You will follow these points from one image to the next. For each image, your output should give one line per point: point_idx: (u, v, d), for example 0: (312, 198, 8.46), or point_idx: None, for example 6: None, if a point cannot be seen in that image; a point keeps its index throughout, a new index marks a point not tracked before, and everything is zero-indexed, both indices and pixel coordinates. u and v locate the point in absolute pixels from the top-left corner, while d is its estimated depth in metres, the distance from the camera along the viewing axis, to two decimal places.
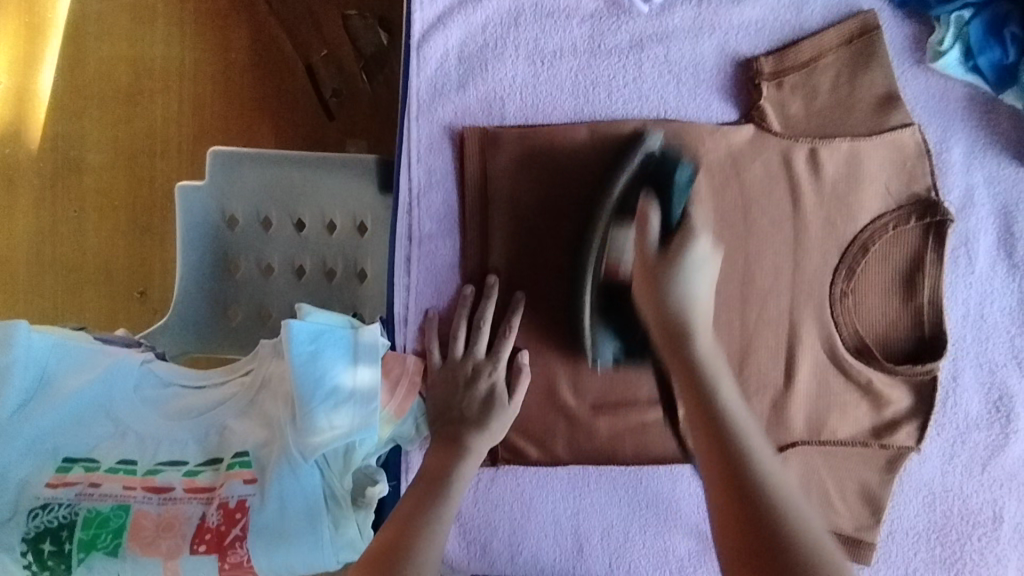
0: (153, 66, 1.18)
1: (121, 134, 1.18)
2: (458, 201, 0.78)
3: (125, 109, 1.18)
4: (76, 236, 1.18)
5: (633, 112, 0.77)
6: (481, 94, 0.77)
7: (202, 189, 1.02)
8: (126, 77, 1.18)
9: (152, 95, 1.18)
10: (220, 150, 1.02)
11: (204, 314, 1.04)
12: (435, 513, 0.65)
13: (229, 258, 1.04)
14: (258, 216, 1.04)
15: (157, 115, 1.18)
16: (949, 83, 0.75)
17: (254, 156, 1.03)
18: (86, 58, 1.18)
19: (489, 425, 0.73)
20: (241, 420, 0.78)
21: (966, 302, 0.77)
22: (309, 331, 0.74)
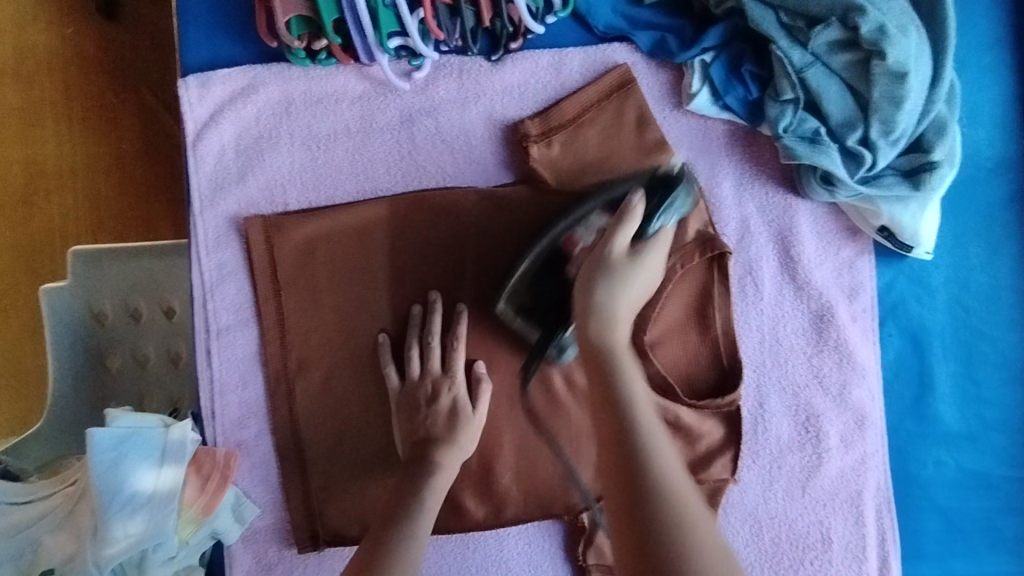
0: (46, 164, 1.14)
1: (18, 236, 1.14)
2: (252, 289, 0.78)
3: (20, 211, 1.13)
4: None
5: (412, 183, 0.79)
6: (262, 183, 0.78)
7: (68, 289, 0.97)
8: (20, 177, 1.13)
9: (48, 191, 1.14)
10: (80, 251, 0.97)
11: (80, 415, 0.98)
12: (403, 549, 0.63)
13: (103, 354, 0.99)
14: (128, 308, 1.00)
15: (54, 215, 1.14)
16: (710, 122, 0.79)
17: (116, 251, 0.99)
18: None
19: (456, 439, 0.73)
20: (54, 534, 0.77)
21: (760, 329, 0.78)
22: (113, 441, 0.72)
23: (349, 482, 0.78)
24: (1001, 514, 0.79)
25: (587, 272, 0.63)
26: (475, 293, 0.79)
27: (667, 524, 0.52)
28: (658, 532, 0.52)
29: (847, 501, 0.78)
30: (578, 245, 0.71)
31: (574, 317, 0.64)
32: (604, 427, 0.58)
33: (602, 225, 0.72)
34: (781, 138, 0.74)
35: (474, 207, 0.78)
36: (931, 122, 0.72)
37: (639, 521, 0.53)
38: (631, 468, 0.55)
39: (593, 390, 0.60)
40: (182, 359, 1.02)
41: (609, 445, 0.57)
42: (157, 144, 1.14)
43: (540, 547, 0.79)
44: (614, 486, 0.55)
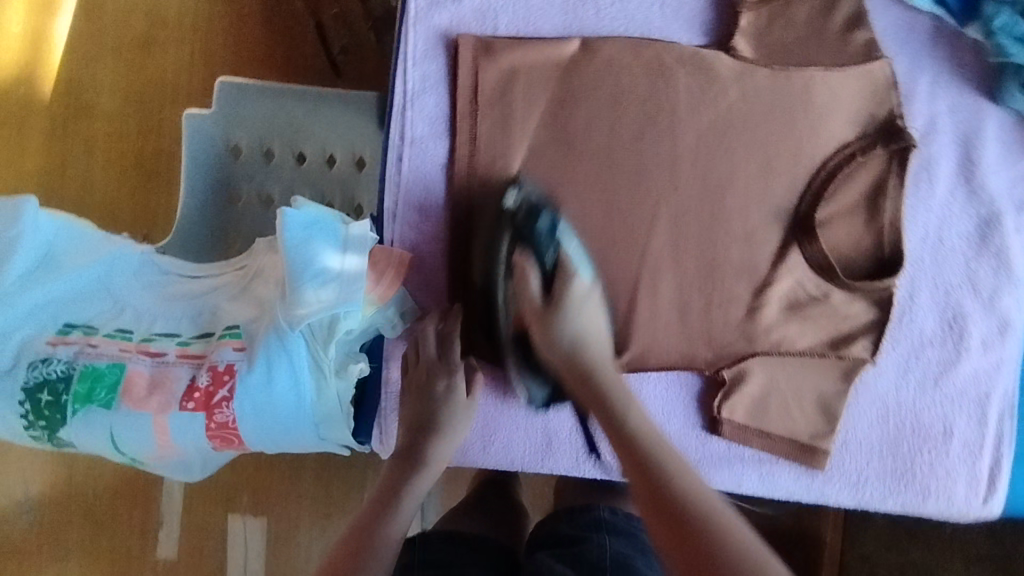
0: (168, 16, 1.16)
1: (133, 80, 1.16)
2: (450, 107, 0.82)
3: (138, 55, 1.16)
4: (81, 178, 1.13)
5: (617, 29, 0.82)
6: (477, 5, 0.82)
7: (209, 117, 1.02)
8: (141, 24, 1.16)
9: (165, 43, 1.17)
10: (229, 81, 1.02)
11: (206, 234, 1.02)
12: (410, 481, 0.73)
13: (231, 188, 1.02)
14: (262, 147, 1.03)
15: (170, 65, 1.16)
16: (916, 16, 0.81)
17: (262, 89, 1.03)
18: (104, 2, 1.16)
19: (445, 430, 0.77)
20: (232, 302, 0.82)
21: (925, 225, 0.81)
22: (302, 221, 0.77)
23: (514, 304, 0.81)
24: None
25: (543, 336, 0.74)
26: (668, 150, 0.82)
27: (697, 510, 0.56)
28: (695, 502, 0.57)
29: (975, 400, 0.81)
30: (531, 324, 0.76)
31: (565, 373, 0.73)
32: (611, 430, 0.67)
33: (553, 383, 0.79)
34: (993, 36, 0.77)
35: (674, 62, 0.81)
36: None
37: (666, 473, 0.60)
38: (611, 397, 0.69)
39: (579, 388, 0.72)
40: None
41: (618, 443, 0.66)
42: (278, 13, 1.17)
43: (676, 395, 0.83)
44: (623, 449, 0.65)
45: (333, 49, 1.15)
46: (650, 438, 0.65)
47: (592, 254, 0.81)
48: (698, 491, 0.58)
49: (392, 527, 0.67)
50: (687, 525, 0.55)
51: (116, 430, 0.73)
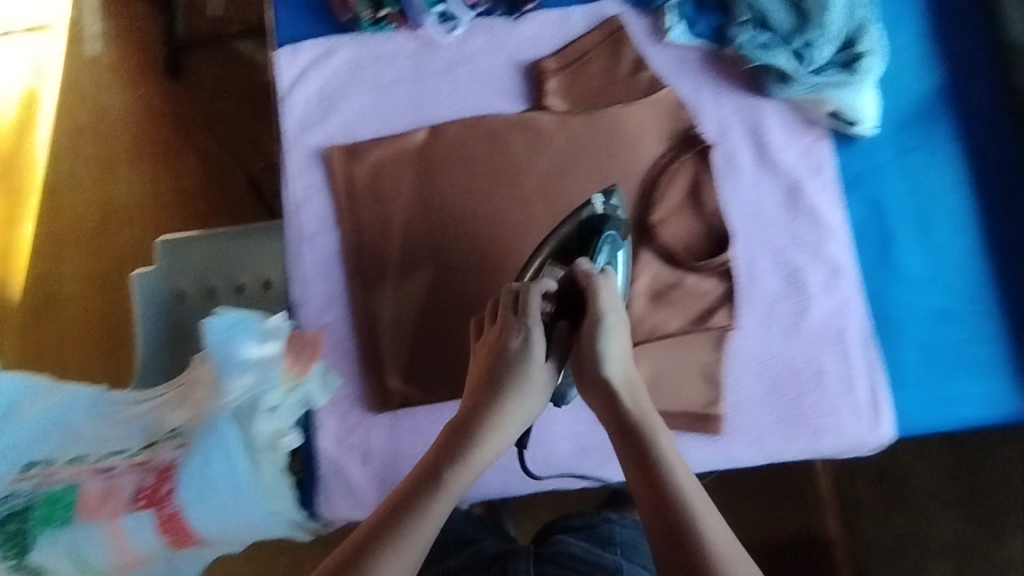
0: (117, 205, 1.46)
1: (94, 261, 1.44)
2: (334, 205, 0.98)
3: (95, 241, 1.45)
4: (56, 353, 1.41)
5: (454, 115, 1.00)
6: (340, 122, 0.99)
7: (155, 272, 1.16)
8: (95, 215, 1.45)
9: (119, 225, 1.45)
10: (169, 238, 1.16)
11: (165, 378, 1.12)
12: (452, 468, 0.69)
13: (183, 328, 1.15)
14: (204, 287, 1.16)
15: (124, 241, 1.44)
16: (685, 50, 1.00)
17: (197, 237, 1.17)
18: (61, 206, 1.47)
19: (519, 387, 0.72)
20: (174, 411, 0.91)
21: (745, 204, 0.96)
22: (224, 323, 0.88)
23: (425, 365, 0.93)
24: (970, 342, 0.94)
25: (498, 361, 0.73)
26: (518, 195, 0.97)
27: (687, 518, 0.64)
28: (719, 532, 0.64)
29: (833, 337, 0.93)
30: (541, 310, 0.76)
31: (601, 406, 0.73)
32: (624, 440, 0.71)
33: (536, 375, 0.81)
34: (744, 49, 0.95)
35: (506, 127, 0.98)
36: (857, 23, 0.92)
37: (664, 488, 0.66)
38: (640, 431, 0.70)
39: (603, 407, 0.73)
40: None
41: (629, 447, 0.70)
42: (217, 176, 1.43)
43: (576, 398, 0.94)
44: (646, 471, 0.68)
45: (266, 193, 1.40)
46: (667, 468, 0.68)
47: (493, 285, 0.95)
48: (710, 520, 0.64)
49: (422, 512, 0.67)
50: (688, 556, 0.62)
51: (77, 543, 0.81)
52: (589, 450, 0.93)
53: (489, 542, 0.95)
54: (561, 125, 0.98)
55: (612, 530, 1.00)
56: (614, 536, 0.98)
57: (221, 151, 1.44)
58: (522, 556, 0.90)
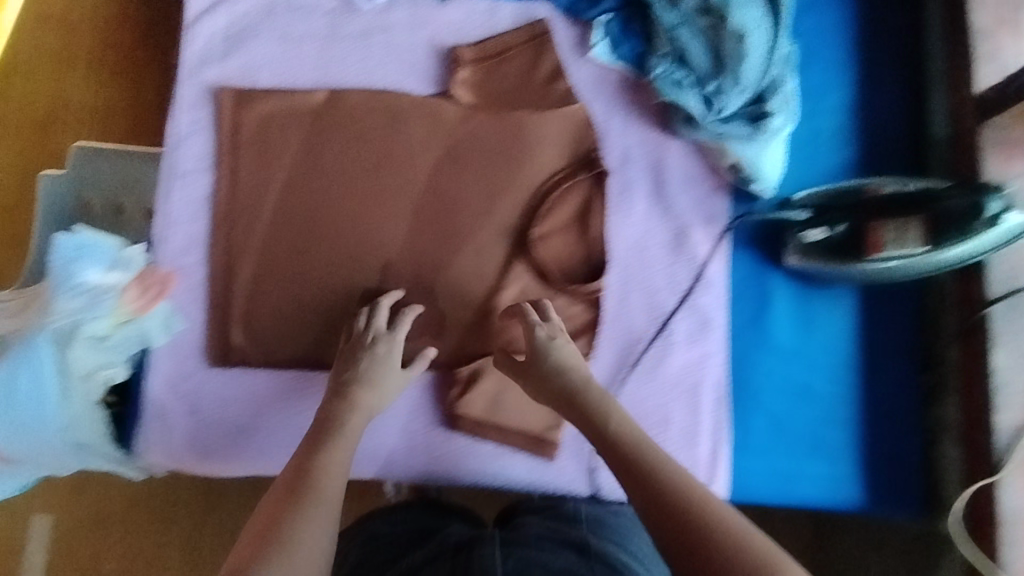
0: (62, 101, 1.51)
1: (23, 157, 1.50)
2: (215, 145, 0.94)
3: (32, 134, 1.51)
4: None
5: (358, 81, 0.96)
6: (240, 64, 0.96)
7: (66, 179, 1.38)
8: (42, 109, 1.53)
9: (63, 124, 1.51)
10: (85, 145, 1.39)
11: None
12: (307, 483, 0.67)
13: None
14: (114, 204, 1.38)
15: (61, 142, 1.51)
16: (606, 70, 0.97)
17: (113, 153, 1.40)
18: (7, 91, 1.53)
19: (381, 383, 0.80)
20: (9, 320, 0.90)
21: (629, 237, 0.94)
22: (74, 244, 0.87)
23: (276, 334, 0.92)
24: (824, 424, 0.94)
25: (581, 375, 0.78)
26: (405, 179, 0.95)
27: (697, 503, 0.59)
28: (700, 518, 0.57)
29: (688, 389, 0.92)
30: (882, 232, 0.85)
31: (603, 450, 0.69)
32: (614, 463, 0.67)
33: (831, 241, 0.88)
34: (656, 82, 0.92)
35: (407, 108, 0.96)
36: (771, 82, 0.89)
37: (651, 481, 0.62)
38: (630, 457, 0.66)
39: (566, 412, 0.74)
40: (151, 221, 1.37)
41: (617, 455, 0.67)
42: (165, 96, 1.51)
43: (418, 393, 0.92)
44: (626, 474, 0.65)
45: None
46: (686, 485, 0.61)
47: (373, 258, 0.94)
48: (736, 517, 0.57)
49: (308, 515, 0.63)
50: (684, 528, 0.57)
51: None
52: (418, 450, 0.91)
53: (454, 530, 0.83)
54: (462, 121, 0.95)
55: (620, 527, 0.85)
56: (580, 513, 0.85)
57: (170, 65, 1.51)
58: (488, 542, 0.79)
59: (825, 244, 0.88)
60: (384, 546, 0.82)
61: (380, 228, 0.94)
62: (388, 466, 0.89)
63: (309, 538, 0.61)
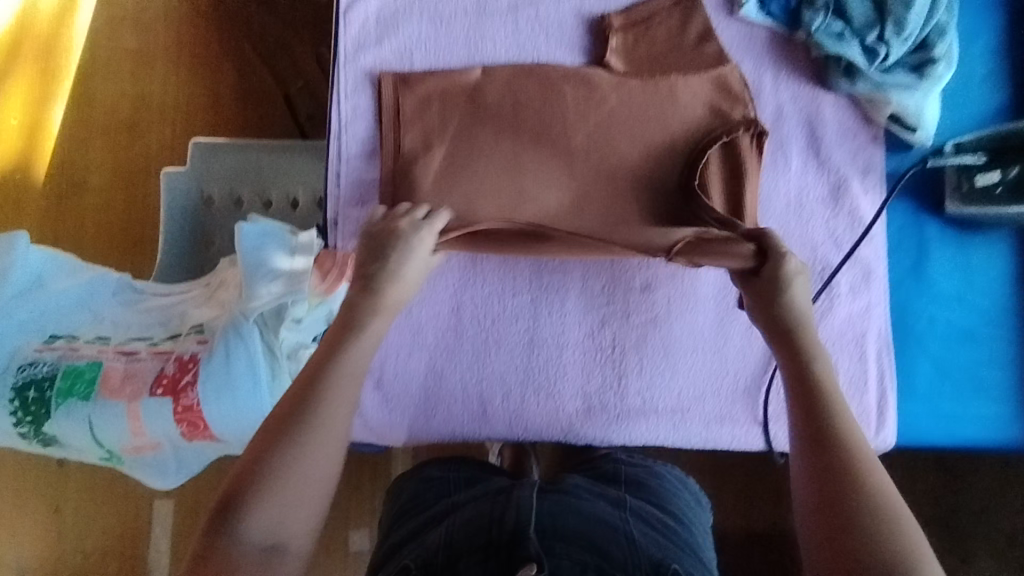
0: (151, 100, 1.55)
1: (121, 157, 1.53)
2: (377, 128, 0.98)
3: (125, 136, 1.54)
4: (74, 244, 1.51)
5: (511, 56, 0.98)
6: (394, 47, 0.99)
7: (185, 175, 1.39)
8: (127, 110, 1.54)
9: (150, 123, 1.54)
10: (202, 141, 1.40)
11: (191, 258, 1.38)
12: (323, 389, 0.68)
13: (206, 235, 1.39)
14: (233, 196, 1.40)
15: (153, 140, 1.54)
16: (754, 28, 0.98)
17: (227, 146, 1.41)
18: (93, 94, 1.55)
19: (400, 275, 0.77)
20: (200, 308, 0.94)
21: (787, 193, 0.96)
22: (257, 232, 0.92)
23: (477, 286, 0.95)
24: (985, 365, 0.94)
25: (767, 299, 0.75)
26: (564, 148, 0.96)
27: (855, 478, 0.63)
28: (867, 517, 0.60)
29: (853, 341, 0.94)
30: None
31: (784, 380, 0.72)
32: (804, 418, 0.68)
33: (1002, 188, 0.88)
34: (813, 36, 0.93)
35: (560, 78, 0.97)
36: (933, 27, 0.90)
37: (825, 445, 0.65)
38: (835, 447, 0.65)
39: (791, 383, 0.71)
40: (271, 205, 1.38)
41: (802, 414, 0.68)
42: (251, 87, 1.52)
43: (592, 356, 0.95)
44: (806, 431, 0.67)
45: (302, 116, 1.49)
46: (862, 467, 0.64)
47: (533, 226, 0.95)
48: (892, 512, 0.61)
49: (312, 451, 0.65)
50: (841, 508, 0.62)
51: (93, 419, 0.83)
52: (596, 411, 0.94)
53: (500, 479, 0.82)
54: (615, 88, 0.97)
55: (662, 488, 0.86)
56: (619, 474, 0.87)
57: (257, 56, 1.53)
58: (527, 485, 0.74)
59: (994, 193, 0.89)
60: (438, 484, 0.83)
61: (543, 195, 0.95)
62: (568, 429, 0.95)
63: (315, 461, 0.65)
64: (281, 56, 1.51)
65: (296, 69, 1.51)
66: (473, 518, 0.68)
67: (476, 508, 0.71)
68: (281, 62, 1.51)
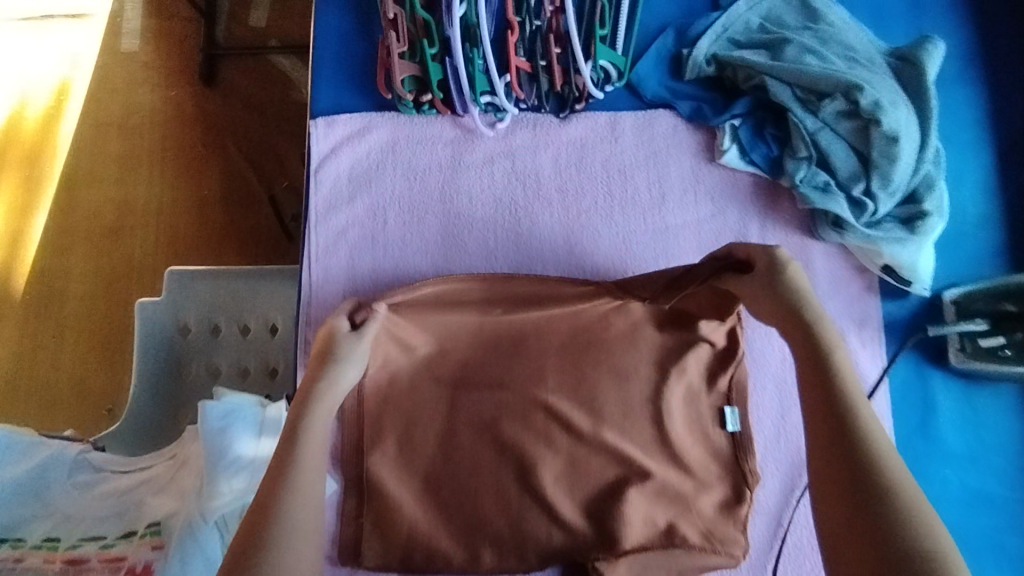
0: (136, 205, 1.44)
1: (104, 266, 1.42)
2: (349, 290, 0.93)
3: (109, 245, 1.43)
4: (50, 363, 1.39)
5: (487, 212, 0.95)
6: (367, 205, 0.95)
7: (160, 306, 1.22)
8: (110, 216, 1.44)
9: (133, 229, 1.44)
10: (177, 268, 1.23)
11: (155, 402, 1.22)
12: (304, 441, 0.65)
13: (180, 364, 1.22)
14: (209, 323, 1.23)
15: (136, 249, 1.43)
16: (737, 174, 0.95)
17: (208, 272, 1.24)
18: (76, 201, 1.45)
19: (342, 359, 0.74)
20: (158, 496, 0.89)
21: (782, 349, 0.91)
22: (221, 411, 0.86)
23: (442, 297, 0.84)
24: (1004, 531, 0.87)
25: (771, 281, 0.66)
26: None
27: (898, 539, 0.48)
28: (900, 554, 0.48)
29: None
30: None
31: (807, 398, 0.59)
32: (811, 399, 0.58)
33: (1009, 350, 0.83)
34: (798, 187, 0.89)
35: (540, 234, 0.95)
36: (922, 178, 0.86)
37: (857, 486, 0.52)
38: (861, 462, 0.52)
39: (803, 369, 0.60)
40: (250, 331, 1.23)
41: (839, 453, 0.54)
42: (239, 190, 1.43)
43: None
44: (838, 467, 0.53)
45: (287, 219, 1.36)
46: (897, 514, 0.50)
47: None
48: (923, 505, 0.50)
49: (297, 543, 0.58)
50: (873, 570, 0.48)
51: None
52: None
53: None
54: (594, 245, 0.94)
55: None
56: None
57: (245, 159, 1.44)
58: None
59: (1000, 354, 0.83)
60: None
61: None
62: None
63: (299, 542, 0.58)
64: (268, 157, 1.43)
65: (281, 168, 1.43)
66: None
67: None
68: (275, 171, 1.43)
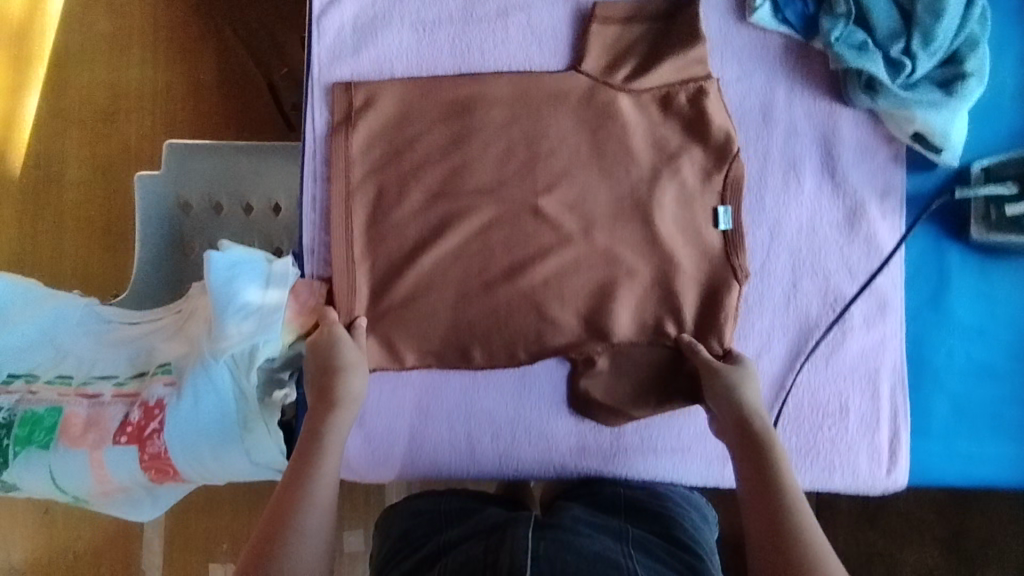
0: (128, 88, 1.36)
1: (99, 150, 1.35)
2: (347, 148, 0.89)
3: (103, 128, 1.35)
4: (53, 248, 1.33)
5: (499, 68, 0.91)
6: (372, 57, 0.91)
7: (160, 178, 1.15)
8: (104, 100, 1.36)
9: (127, 113, 1.36)
10: (176, 143, 1.15)
11: (159, 286, 1.14)
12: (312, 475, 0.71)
13: (185, 243, 1.15)
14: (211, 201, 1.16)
15: (132, 133, 1.35)
16: (767, 35, 0.90)
17: (206, 148, 1.16)
18: (67, 81, 1.36)
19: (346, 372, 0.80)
20: (167, 343, 0.88)
21: (799, 219, 0.89)
22: (228, 262, 0.84)
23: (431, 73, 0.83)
24: (1005, 402, 0.88)
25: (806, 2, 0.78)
26: (554, 169, 0.89)
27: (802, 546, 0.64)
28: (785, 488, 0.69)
29: (865, 376, 0.88)
30: None
31: (728, 425, 0.76)
32: (742, 445, 0.73)
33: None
34: (832, 46, 0.85)
35: (551, 95, 0.90)
36: (964, 40, 0.83)
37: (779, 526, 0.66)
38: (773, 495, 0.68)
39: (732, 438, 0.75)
40: (252, 210, 1.16)
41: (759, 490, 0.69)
42: (234, 76, 1.35)
43: (563, 392, 0.91)
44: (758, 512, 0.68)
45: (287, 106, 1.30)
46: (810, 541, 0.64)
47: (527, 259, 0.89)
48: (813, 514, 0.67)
49: (325, 459, 0.74)
50: None
51: (54, 469, 0.79)
52: (591, 451, 0.90)
53: (492, 513, 0.76)
54: (606, 110, 0.89)
55: (667, 516, 0.80)
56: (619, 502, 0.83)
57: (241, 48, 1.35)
58: (523, 522, 0.71)
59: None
60: (426, 520, 0.79)
61: (537, 218, 0.89)
62: (560, 469, 0.90)
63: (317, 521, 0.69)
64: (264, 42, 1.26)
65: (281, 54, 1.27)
66: (468, 562, 0.67)
67: (468, 550, 0.69)
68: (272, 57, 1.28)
